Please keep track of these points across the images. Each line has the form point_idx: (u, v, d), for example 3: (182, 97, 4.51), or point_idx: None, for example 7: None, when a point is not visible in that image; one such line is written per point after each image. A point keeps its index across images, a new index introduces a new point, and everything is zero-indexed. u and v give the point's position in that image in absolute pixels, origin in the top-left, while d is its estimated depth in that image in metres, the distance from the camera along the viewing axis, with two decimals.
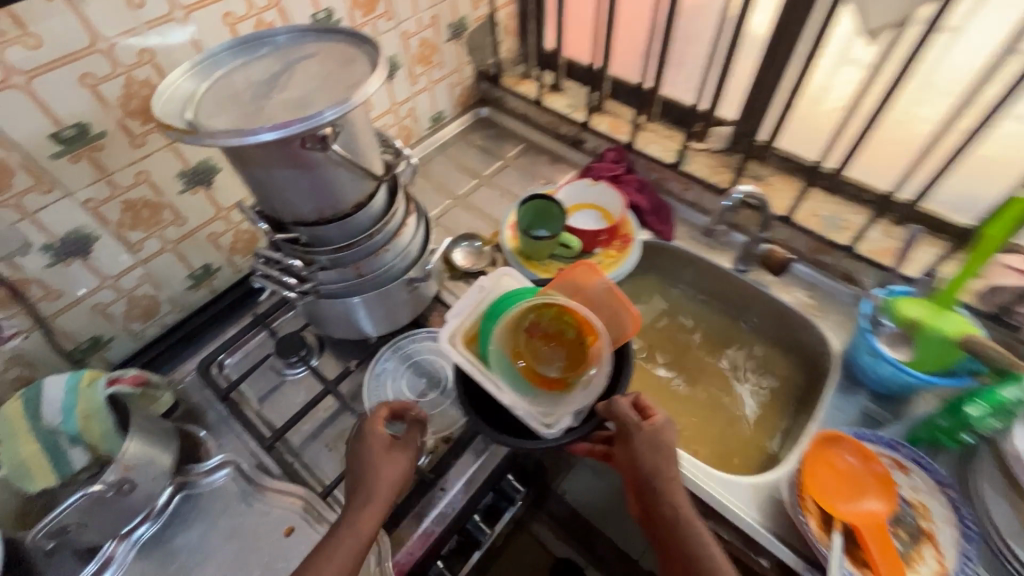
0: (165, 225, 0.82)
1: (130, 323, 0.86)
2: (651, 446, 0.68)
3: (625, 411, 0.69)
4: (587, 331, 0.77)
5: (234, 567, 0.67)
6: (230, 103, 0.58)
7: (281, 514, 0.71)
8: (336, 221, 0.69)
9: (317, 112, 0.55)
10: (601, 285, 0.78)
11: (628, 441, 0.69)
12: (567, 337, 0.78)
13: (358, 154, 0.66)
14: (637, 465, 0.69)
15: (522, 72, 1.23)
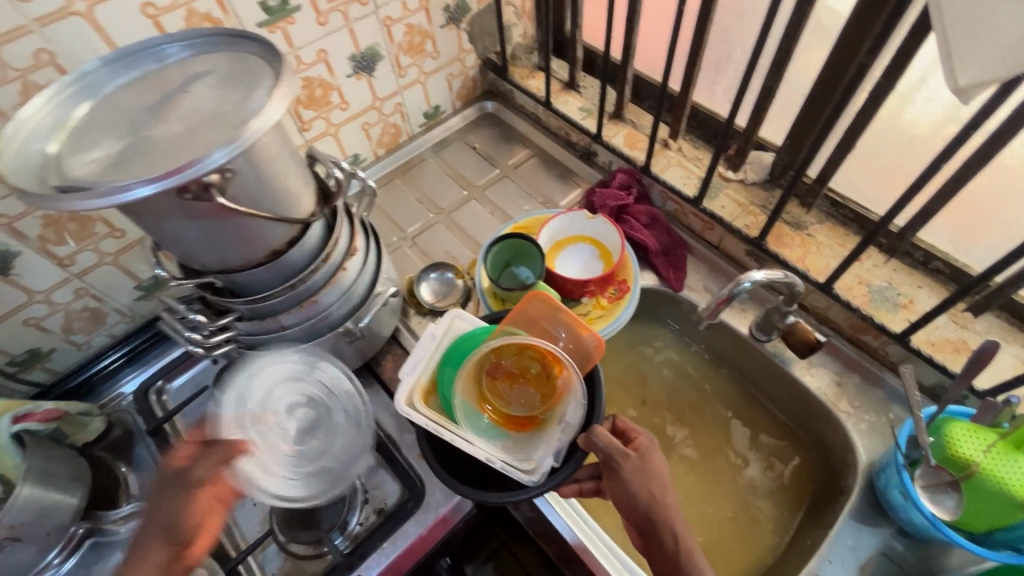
0: (98, 238, 0.74)
1: (72, 335, 0.81)
2: (642, 484, 0.54)
3: (605, 440, 0.55)
4: (552, 360, 0.63)
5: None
6: (103, 141, 0.47)
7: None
8: (262, 267, 0.58)
9: (200, 156, 0.43)
10: (557, 304, 0.64)
11: (613, 476, 0.55)
12: (533, 374, 0.64)
13: (275, 195, 0.54)
14: (628, 507, 0.55)
15: (536, 62, 1.05)
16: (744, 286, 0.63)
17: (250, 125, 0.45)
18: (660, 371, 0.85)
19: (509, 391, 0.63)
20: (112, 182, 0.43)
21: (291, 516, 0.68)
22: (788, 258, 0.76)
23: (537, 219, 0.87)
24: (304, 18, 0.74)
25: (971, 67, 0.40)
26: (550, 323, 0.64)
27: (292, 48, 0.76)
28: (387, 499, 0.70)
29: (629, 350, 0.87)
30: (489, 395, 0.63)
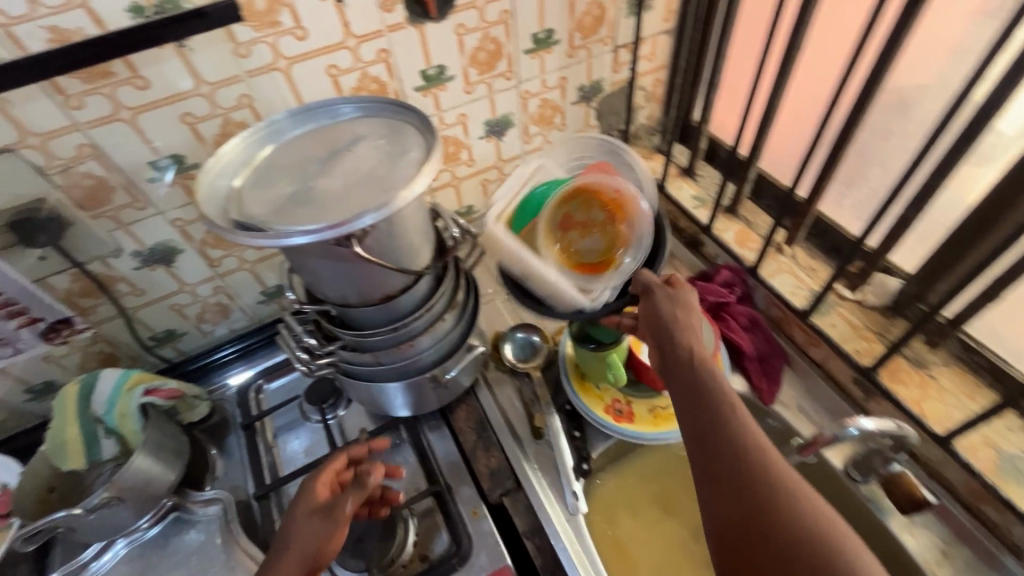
0: (243, 247, 0.85)
1: (202, 324, 0.92)
2: (681, 315, 0.58)
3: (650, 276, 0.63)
4: (616, 210, 0.74)
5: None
6: (276, 185, 0.55)
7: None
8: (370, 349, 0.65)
9: (355, 216, 0.50)
10: (608, 167, 0.76)
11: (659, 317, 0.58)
12: (597, 223, 0.74)
13: (399, 248, 0.60)
14: (654, 327, 0.59)
15: (657, 144, 1.07)
16: (850, 432, 0.60)
17: (399, 194, 0.51)
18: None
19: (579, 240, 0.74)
20: (279, 227, 0.50)
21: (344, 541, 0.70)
22: (900, 398, 0.70)
23: None
24: (454, 86, 0.82)
25: None
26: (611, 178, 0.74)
27: (438, 110, 0.84)
28: (434, 548, 0.71)
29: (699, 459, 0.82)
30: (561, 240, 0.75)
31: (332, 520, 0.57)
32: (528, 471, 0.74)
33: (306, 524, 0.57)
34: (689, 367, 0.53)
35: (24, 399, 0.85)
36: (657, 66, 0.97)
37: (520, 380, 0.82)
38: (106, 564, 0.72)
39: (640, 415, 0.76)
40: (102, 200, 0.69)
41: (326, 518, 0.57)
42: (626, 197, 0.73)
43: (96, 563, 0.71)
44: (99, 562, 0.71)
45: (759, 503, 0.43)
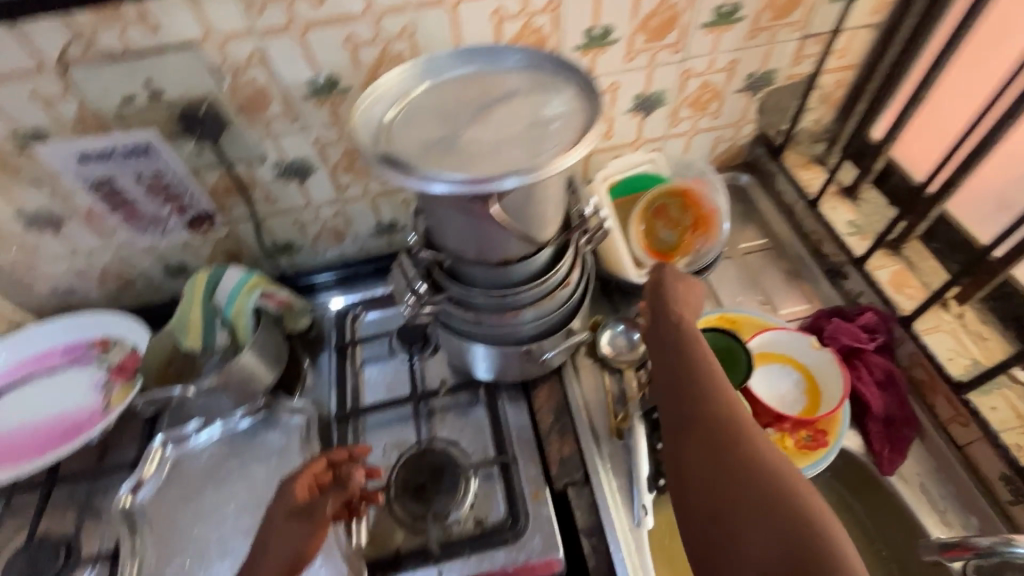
0: (370, 179, 0.86)
1: (317, 243, 0.96)
2: (681, 290, 0.62)
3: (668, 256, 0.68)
4: (701, 225, 0.82)
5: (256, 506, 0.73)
6: (428, 124, 0.54)
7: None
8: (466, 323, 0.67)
9: (500, 176, 0.47)
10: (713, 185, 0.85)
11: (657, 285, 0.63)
12: (680, 227, 0.83)
13: (531, 216, 0.57)
14: (654, 296, 0.63)
15: (817, 154, 0.95)
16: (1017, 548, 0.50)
17: (548, 165, 0.48)
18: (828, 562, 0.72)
19: (659, 230, 0.83)
20: (423, 169, 0.49)
21: (409, 483, 0.72)
22: None
23: (753, 319, 0.78)
24: (615, 51, 0.76)
25: None
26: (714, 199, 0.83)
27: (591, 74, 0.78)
28: (490, 515, 0.71)
29: None
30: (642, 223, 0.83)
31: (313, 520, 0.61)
32: (600, 470, 0.70)
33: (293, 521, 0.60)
34: (682, 339, 0.58)
35: (161, 275, 0.94)
36: (847, 64, 0.85)
37: (609, 374, 0.79)
38: (202, 443, 0.78)
39: None
40: (260, 108, 0.72)
41: (308, 519, 0.60)
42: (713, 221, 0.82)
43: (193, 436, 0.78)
44: (195, 439, 0.78)
45: (727, 459, 0.47)
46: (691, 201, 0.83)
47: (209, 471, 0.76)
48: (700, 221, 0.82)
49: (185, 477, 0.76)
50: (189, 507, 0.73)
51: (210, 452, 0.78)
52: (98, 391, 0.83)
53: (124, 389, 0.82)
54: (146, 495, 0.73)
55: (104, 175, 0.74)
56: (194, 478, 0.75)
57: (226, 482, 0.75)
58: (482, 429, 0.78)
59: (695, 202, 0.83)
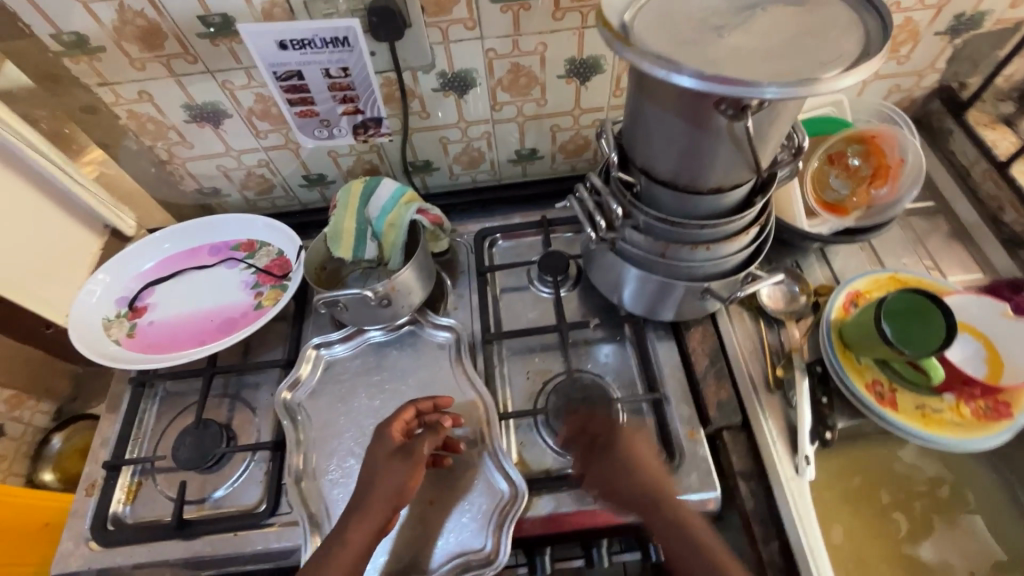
0: (528, 99, 0.83)
1: (454, 165, 0.94)
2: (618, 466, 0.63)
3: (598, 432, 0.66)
4: (883, 175, 0.76)
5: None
6: (676, 22, 0.50)
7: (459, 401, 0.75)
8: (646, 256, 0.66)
9: (757, 82, 0.43)
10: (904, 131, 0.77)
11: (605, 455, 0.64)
12: (859, 177, 0.78)
13: (762, 139, 0.52)
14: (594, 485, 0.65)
15: (1004, 113, 0.87)
16: None
17: (815, 83, 0.42)
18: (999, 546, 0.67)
19: (835, 179, 0.79)
20: (669, 57, 0.46)
21: (560, 408, 0.72)
22: None
23: (925, 283, 0.75)
24: None
25: None
26: (903, 146, 0.76)
27: None
28: None
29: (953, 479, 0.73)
30: (818, 170, 0.79)
31: (410, 460, 0.64)
32: (760, 419, 0.69)
33: (387, 466, 0.63)
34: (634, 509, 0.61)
35: (299, 184, 0.93)
36: None
37: (768, 325, 0.76)
38: (339, 352, 0.80)
39: (905, 407, 0.67)
40: (444, 8, 0.69)
41: (407, 460, 0.63)
42: (897, 170, 0.75)
43: (330, 348, 0.80)
44: (331, 350, 0.80)
45: None
46: (875, 150, 0.78)
47: (360, 376, 0.78)
48: (882, 170, 0.76)
49: (337, 380, 0.78)
50: (342, 408, 0.75)
51: (357, 359, 0.79)
52: (248, 290, 0.84)
53: (275, 291, 0.83)
54: (304, 394, 0.76)
55: (293, 68, 0.72)
56: (343, 383, 0.77)
57: (375, 389, 0.77)
58: (630, 364, 0.78)
59: (878, 150, 0.77)
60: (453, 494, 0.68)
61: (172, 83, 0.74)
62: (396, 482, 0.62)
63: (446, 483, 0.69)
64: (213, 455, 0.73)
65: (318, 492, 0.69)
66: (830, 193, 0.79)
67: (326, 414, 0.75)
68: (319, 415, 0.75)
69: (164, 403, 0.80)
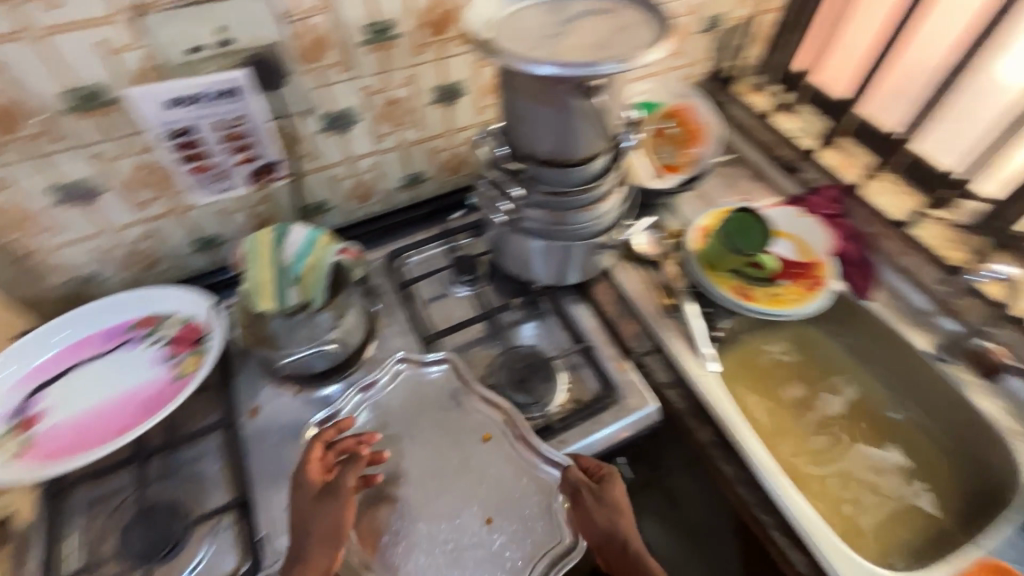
0: (406, 127, 0.92)
1: (348, 201, 0.99)
2: (608, 522, 0.66)
3: (587, 484, 0.68)
4: (694, 138, 1.00)
5: (436, 452, 0.74)
6: (525, 33, 0.64)
7: (479, 420, 0.77)
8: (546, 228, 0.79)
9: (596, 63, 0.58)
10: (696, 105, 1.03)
11: (603, 502, 0.67)
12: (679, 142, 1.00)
13: (607, 112, 0.69)
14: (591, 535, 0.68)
15: (756, 83, 1.18)
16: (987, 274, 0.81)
17: (632, 59, 0.59)
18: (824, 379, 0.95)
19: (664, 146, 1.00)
20: (525, 57, 0.60)
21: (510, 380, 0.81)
22: (985, 293, 0.84)
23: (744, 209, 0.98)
24: None
25: None
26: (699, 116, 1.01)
27: None
28: (585, 393, 0.82)
29: (805, 351, 0.98)
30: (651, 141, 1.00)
31: (337, 494, 0.65)
32: (668, 339, 0.85)
33: (316, 513, 0.64)
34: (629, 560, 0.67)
35: (189, 252, 0.91)
36: (776, 7, 1.07)
37: (649, 268, 0.93)
38: (341, 423, 0.76)
39: (758, 297, 0.87)
40: (317, 55, 0.76)
41: (333, 498, 0.65)
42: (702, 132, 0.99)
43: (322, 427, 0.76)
44: (329, 427, 0.76)
45: None
46: (683, 120, 1.01)
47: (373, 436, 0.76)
48: (693, 134, 1.00)
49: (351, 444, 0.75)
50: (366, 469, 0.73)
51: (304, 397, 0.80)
52: (163, 363, 0.80)
53: (195, 357, 0.80)
54: None
55: (186, 124, 0.74)
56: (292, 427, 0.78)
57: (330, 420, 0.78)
58: (554, 328, 0.90)
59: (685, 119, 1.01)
60: (512, 512, 0.70)
61: (35, 165, 0.70)
62: (329, 518, 0.64)
63: (501, 500, 0.71)
64: (169, 542, 0.69)
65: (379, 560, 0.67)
66: (664, 157, 0.99)
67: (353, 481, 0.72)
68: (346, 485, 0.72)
69: (90, 509, 0.72)
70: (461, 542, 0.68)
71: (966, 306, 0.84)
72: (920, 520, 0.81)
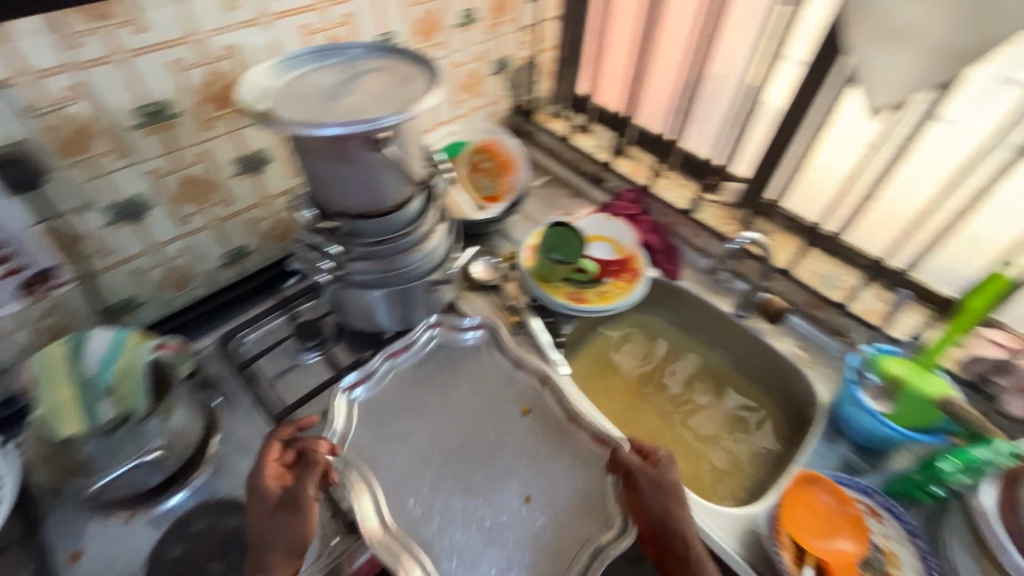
0: (212, 204, 0.88)
1: (162, 291, 0.91)
2: (663, 504, 0.66)
3: (630, 457, 0.69)
4: (507, 166, 1.07)
5: (474, 421, 0.79)
6: (304, 99, 0.66)
7: (520, 392, 0.82)
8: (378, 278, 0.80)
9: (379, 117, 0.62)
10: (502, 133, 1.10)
11: (662, 487, 0.67)
12: (494, 171, 1.07)
13: (405, 159, 0.73)
14: (644, 517, 0.68)
15: (553, 112, 1.33)
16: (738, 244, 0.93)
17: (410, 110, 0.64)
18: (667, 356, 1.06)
19: (481, 177, 1.06)
20: (307, 122, 0.61)
21: None
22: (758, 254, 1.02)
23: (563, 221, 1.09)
24: None
25: None
26: (507, 144, 1.08)
27: None
28: None
29: (642, 332, 1.09)
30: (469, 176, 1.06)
31: (295, 501, 0.63)
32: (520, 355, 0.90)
33: (297, 501, 0.63)
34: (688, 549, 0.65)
35: None
36: (551, 47, 1.22)
37: (491, 292, 0.99)
38: (362, 394, 0.80)
39: (590, 297, 0.97)
40: (82, 146, 0.70)
41: (295, 511, 0.63)
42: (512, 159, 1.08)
43: (349, 394, 0.79)
44: (355, 392, 0.79)
45: None
46: (493, 151, 1.08)
47: (404, 403, 0.80)
48: (506, 162, 1.07)
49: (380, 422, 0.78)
50: (400, 441, 0.76)
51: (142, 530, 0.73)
52: None
53: None
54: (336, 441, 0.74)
55: None
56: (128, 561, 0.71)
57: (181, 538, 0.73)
58: None
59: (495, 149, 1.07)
60: (545, 481, 0.72)
61: None
62: (294, 535, 0.63)
63: (540, 477, 0.73)
64: None
65: (412, 534, 0.67)
66: (483, 189, 1.06)
67: (387, 446, 0.75)
68: (383, 459, 0.74)
69: None
70: (498, 519, 0.68)
71: (748, 265, 1.01)
72: (767, 454, 0.92)
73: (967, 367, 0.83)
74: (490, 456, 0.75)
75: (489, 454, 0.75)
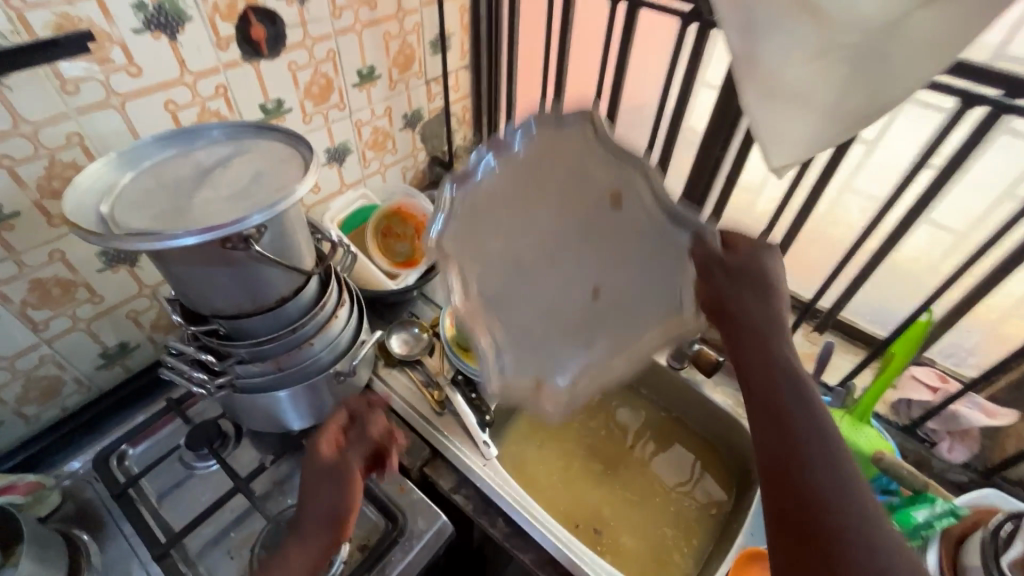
0: (77, 303, 0.77)
1: (24, 406, 0.79)
2: (738, 289, 0.55)
3: (719, 248, 0.58)
4: (422, 228, 1.01)
5: (560, 218, 0.61)
6: (152, 201, 0.57)
7: (610, 175, 0.61)
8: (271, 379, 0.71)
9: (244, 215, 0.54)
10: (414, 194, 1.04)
11: (739, 265, 0.57)
12: (408, 235, 1.01)
13: (288, 248, 0.65)
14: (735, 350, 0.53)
15: None
16: None
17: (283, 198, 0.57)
18: (613, 419, 0.98)
19: (395, 242, 0.99)
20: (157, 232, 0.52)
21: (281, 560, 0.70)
22: None
23: None
24: (293, 118, 0.90)
25: (781, 153, 0.45)
26: (419, 206, 1.02)
27: None
28: (371, 535, 0.74)
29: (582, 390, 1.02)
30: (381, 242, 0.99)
31: (340, 466, 0.65)
32: (445, 440, 0.82)
33: (353, 484, 0.65)
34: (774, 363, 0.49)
35: None
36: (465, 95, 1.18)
37: (412, 368, 0.91)
38: None
39: None
40: None
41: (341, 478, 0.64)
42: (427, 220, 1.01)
43: None
44: None
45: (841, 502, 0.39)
46: (406, 214, 1.02)
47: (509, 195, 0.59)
48: (421, 224, 1.01)
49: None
50: (480, 255, 0.60)
51: None
52: None
53: None
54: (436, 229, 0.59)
55: None
56: None
57: None
58: None
59: (407, 211, 1.01)
60: (623, 317, 0.62)
61: None
62: (322, 506, 0.63)
63: (602, 267, 0.62)
64: None
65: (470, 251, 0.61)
66: (399, 256, 1.00)
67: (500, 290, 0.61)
68: (542, 241, 0.61)
69: None
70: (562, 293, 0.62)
71: None
72: (716, 518, 0.87)
73: (900, 410, 0.82)
74: (590, 236, 0.61)
75: (591, 234, 0.61)
